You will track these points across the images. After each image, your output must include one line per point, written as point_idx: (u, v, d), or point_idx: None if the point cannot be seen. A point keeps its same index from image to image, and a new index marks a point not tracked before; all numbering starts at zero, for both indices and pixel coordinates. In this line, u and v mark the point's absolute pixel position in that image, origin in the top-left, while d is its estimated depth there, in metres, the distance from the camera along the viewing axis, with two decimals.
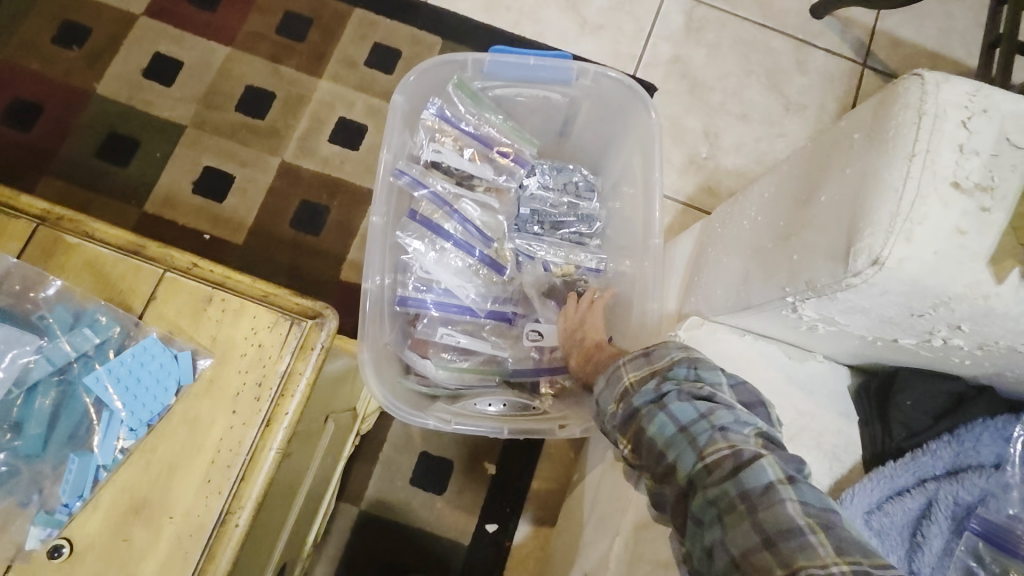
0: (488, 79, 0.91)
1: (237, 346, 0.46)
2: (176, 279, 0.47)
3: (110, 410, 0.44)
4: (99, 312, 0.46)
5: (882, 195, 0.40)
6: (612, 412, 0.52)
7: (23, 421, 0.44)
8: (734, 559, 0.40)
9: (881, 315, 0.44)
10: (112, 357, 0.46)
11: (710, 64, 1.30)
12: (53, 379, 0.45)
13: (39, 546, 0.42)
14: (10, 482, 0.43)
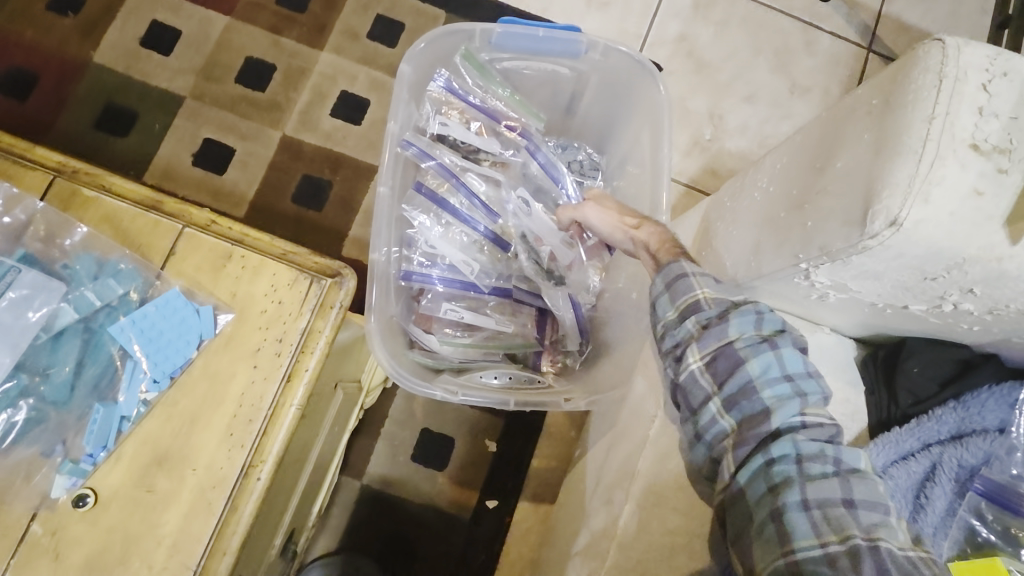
0: (496, 50, 0.90)
1: (257, 302, 0.48)
2: (195, 235, 0.50)
3: (133, 360, 0.47)
4: (120, 262, 0.49)
5: (902, 158, 0.41)
6: (692, 323, 0.51)
7: (50, 368, 0.47)
8: (811, 504, 0.43)
9: (895, 281, 0.45)
10: (135, 307, 0.49)
11: (715, 44, 1.30)
12: (78, 327, 0.48)
13: (64, 494, 0.45)
14: (37, 429, 0.46)
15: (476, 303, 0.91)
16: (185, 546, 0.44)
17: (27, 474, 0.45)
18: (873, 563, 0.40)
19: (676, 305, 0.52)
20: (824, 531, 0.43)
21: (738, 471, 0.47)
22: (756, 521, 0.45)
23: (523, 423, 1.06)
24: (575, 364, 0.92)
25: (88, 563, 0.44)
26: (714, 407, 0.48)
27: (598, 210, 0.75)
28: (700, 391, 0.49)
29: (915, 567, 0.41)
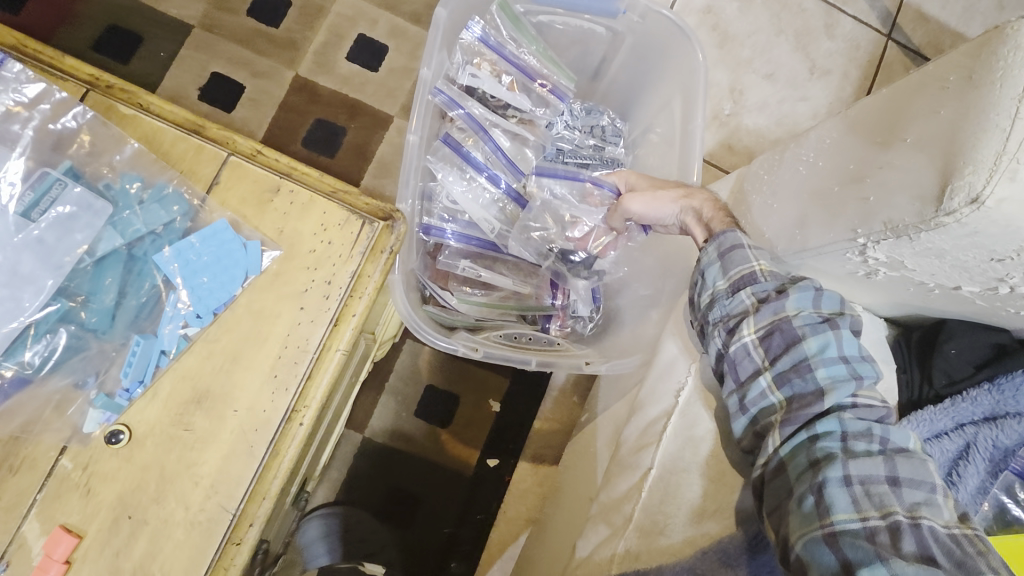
0: (533, 4, 0.87)
1: (306, 241, 0.48)
2: (238, 164, 0.50)
3: (177, 290, 0.48)
4: (167, 186, 0.49)
5: (987, 135, 0.40)
6: (749, 295, 0.55)
7: (94, 294, 0.47)
8: (854, 478, 0.46)
9: (956, 260, 0.45)
10: (179, 239, 0.49)
11: (742, 18, 1.26)
12: (121, 255, 0.48)
13: (97, 429, 0.46)
14: (76, 358, 0.47)
15: (486, 262, 0.89)
16: (225, 484, 0.45)
17: (68, 400, 0.47)
18: (912, 538, 0.43)
19: (730, 275, 0.57)
20: (864, 506, 0.45)
21: (780, 444, 0.51)
22: (796, 495, 0.48)
23: (527, 384, 1.06)
24: (584, 330, 0.92)
25: (121, 501, 0.45)
26: (762, 382, 0.53)
27: (642, 197, 0.74)
28: (751, 363, 0.54)
29: (957, 544, 0.43)
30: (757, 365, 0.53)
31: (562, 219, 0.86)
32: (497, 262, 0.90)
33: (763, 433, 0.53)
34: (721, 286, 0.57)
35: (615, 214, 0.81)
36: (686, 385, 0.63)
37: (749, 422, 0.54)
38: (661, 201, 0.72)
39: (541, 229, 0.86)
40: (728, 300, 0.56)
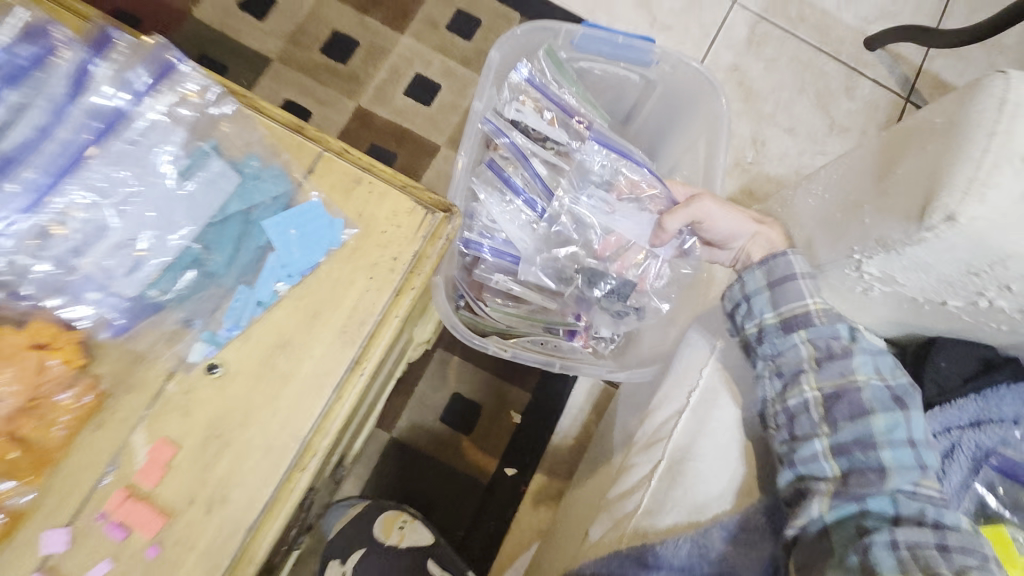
0: (575, 51, 0.98)
1: (378, 223, 0.52)
2: (331, 159, 0.53)
3: (274, 250, 0.50)
4: (275, 168, 0.51)
5: (962, 164, 0.48)
6: (803, 337, 0.62)
7: (214, 244, 0.49)
8: (904, 545, 0.53)
9: (941, 275, 0.51)
10: (281, 211, 0.51)
11: (766, 76, 1.37)
12: (240, 216, 0.50)
13: (200, 361, 0.48)
14: (194, 296, 0.49)
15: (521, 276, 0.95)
16: (296, 421, 0.48)
17: (166, 343, 0.48)
18: None
19: (780, 310, 0.63)
20: (910, 568, 0.52)
21: (828, 510, 0.56)
22: (837, 554, 0.54)
23: (546, 398, 1.10)
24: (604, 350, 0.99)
25: (211, 423, 0.47)
26: (818, 446, 0.58)
27: (719, 208, 0.75)
28: (809, 423, 0.59)
29: None
30: (815, 429, 0.59)
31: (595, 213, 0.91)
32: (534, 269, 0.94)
33: (806, 491, 0.58)
34: (769, 320, 0.64)
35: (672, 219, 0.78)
36: (698, 386, 0.68)
37: (795, 478, 0.59)
38: (734, 219, 0.74)
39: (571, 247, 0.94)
40: (778, 339, 0.63)
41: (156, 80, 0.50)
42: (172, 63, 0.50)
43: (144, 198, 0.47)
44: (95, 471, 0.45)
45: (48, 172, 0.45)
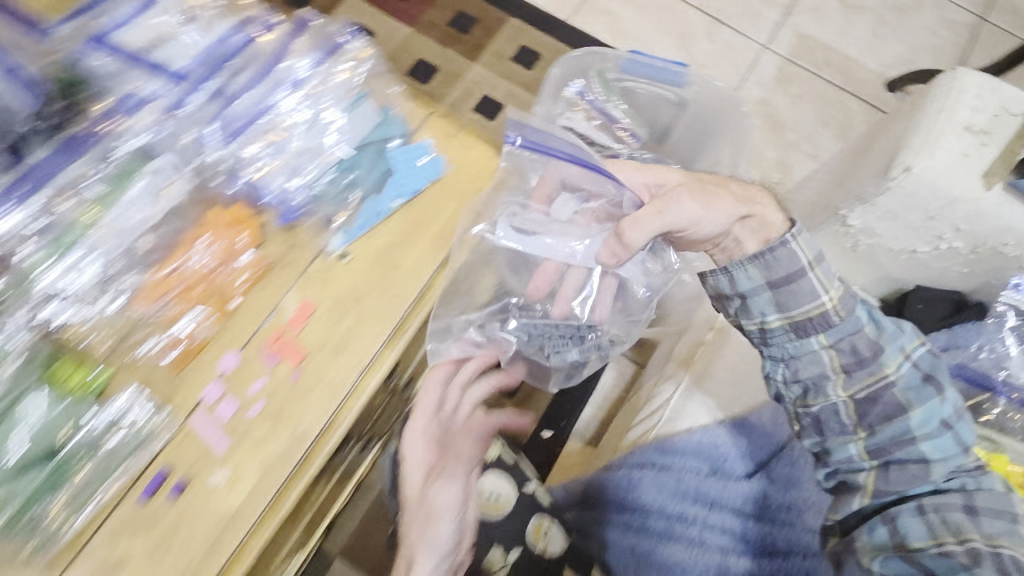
0: (623, 74, 1.16)
1: (468, 163, 0.69)
2: (436, 119, 0.69)
3: (395, 173, 0.66)
4: (390, 112, 0.67)
5: (918, 131, 0.62)
6: (819, 341, 0.61)
7: (355, 164, 0.65)
8: (935, 517, 0.57)
9: (907, 221, 0.65)
10: (400, 147, 0.67)
11: (793, 110, 1.53)
12: (372, 145, 0.66)
13: (336, 249, 0.64)
14: (337, 200, 0.64)
15: (456, 320, 0.71)
16: (398, 300, 0.64)
17: (316, 233, 0.64)
18: (994, 562, 0.54)
19: (790, 313, 0.61)
20: (940, 533, 0.57)
21: (867, 501, 0.60)
22: (868, 526, 0.60)
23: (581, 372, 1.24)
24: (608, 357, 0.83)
25: (339, 294, 0.64)
26: (853, 449, 0.61)
27: (697, 199, 0.63)
28: (842, 425, 0.62)
29: None
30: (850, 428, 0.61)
31: (526, 236, 0.70)
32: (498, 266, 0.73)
33: (846, 483, 0.62)
34: (776, 321, 0.62)
35: (634, 226, 0.62)
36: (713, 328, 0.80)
37: (833, 472, 0.63)
38: (722, 205, 0.63)
39: None
40: (792, 341, 0.62)
41: (328, 52, 0.64)
42: (341, 42, 0.65)
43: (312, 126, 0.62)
44: (262, 316, 0.62)
45: (251, 108, 0.61)
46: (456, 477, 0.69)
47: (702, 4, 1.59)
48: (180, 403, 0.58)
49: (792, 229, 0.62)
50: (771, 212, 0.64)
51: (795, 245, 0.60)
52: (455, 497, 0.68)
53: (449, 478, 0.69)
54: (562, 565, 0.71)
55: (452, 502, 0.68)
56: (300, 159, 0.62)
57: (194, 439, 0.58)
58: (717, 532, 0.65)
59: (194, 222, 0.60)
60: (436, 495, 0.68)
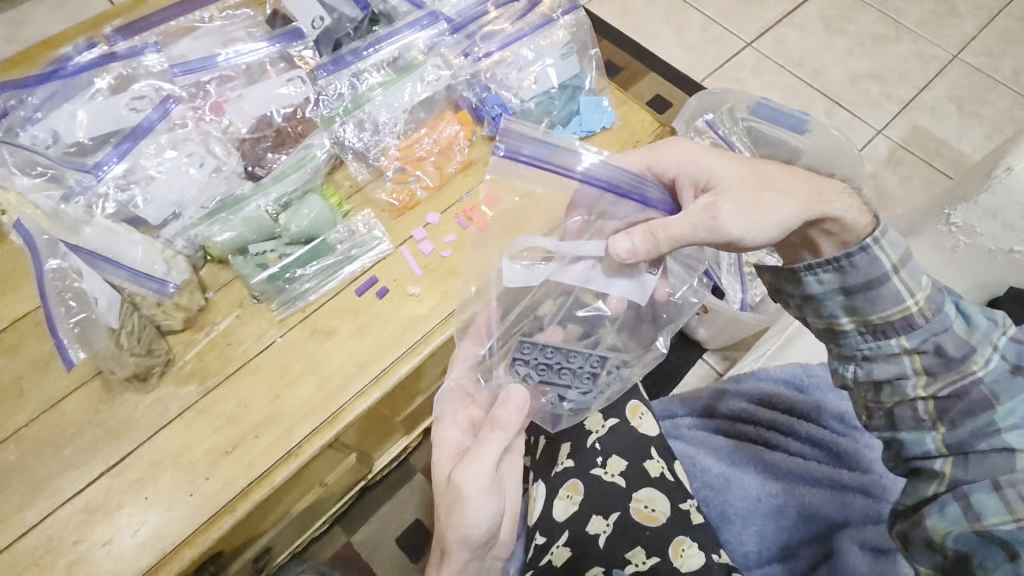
0: (750, 114, 1.32)
1: (634, 122, 0.87)
2: (613, 89, 0.89)
3: (578, 114, 0.84)
4: (584, 71, 0.86)
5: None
6: (901, 342, 0.57)
7: (552, 100, 0.83)
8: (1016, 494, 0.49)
9: (1006, 220, 0.76)
10: (586, 96, 0.85)
11: (900, 189, 1.56)
12: (565, 90, 0.84)
13: None
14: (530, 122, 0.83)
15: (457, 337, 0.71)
16: None
17: None
18: None
19: (875, 315, 0.57)
20: (1018, 509, 0.49)
21: (942, 487, 0.53)
22: (937, 503, 0.52)
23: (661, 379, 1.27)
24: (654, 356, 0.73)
25: None
26: (931, 443, 0.55)
27: (747, 210, 0.57)
28: (915, 412, 0.56)
29: None
30: (923, 417, 0.55)
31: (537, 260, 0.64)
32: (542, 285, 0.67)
33: (916, 472, 0.56)
34: (850, 324, 0.59)
35: (671, 226, 0.57)
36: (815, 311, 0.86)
37: (901, 460, 0.57)
38: (779, 213, 0.57)
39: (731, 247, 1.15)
40: (864, 341, 0.58)
41: (547, 19, 0.84)
42: (553, 18, 0.85)
43: (528, 65, 0.83)
44: (462, 193, 0.80)
45: (490, 46, 0.83)
46: (485, 457, 0.63)
47: (824, 88, 1.68)
48: (396, 234, 0.77)
49: (877, 228, 0.58)
50: (851, 212, 0.58)
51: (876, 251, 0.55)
52: (485, 474, 0.62)
53: (479, 455, 0.63)
54: (649, 447, 0.72)
55: (479, 482, 0.62)
56: (513, 86, 0.82)
57: (400, 262, 0.76)
58: (805, 444, 0.74)
59: (434, 114, 0.82)
60: (463, 475, 0.63)
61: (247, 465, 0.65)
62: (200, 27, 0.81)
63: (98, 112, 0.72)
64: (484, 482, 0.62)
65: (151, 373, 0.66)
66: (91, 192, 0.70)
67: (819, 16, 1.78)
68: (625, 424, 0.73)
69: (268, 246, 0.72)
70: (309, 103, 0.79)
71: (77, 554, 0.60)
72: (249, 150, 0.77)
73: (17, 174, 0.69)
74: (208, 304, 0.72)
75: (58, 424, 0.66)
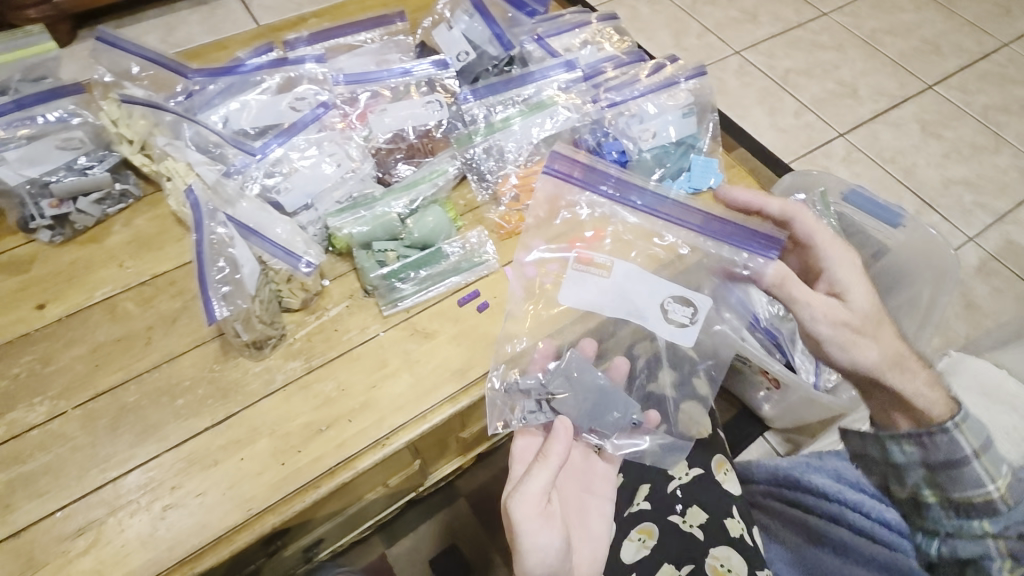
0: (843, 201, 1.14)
1: (739, 186, 0.89)
2: (723, 154, 0.92)
3: (687, 171, 0.87)
4: (699, 134, 0.90)
5: None
6: (983, 523, 0.67)
7: (664, 156, 0.87)
8: None
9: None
10: (696, 156, 0.88)
11: (992, 299, 1.46)
12: (678, 147, 0.88)
13: None
14: (638, 171, 0.86)
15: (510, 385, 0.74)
16: None
17: None
18: None
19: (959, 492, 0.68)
20: None
21: None
22: None
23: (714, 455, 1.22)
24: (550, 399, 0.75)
25: None
26: None
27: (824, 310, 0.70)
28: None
29: None
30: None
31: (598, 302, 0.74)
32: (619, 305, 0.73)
33: None
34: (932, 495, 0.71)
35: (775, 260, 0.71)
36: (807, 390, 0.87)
37: None
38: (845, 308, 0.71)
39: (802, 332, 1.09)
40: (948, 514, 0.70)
41: (672, 81, 0.89)
42: (676, 80, 0.90)
43: (645, 119, 0.87)
44: None
45: (613, 99, 0.88)
46: (546, 467, 0.63)
47: (916, 188, 1.64)
48: (502, 256, 0.81)
49: (959, 414, 0.69)
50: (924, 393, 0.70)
51: (955, 434, 0.66)
52: (535, 494, 0.61)
53: (535, 467, 0.63)
54: (729, 506, 0.80)
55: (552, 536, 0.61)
56: (629, 136, 0.87)
57: (501, 282, 0.80)
58: (885, 526, 0.76)
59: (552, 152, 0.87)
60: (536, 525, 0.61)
61: (338, 446, 0.68)
62: (362, 47, 0.91)
63: (265, 107, 0.83)
64: (534, 506, 0.61)
65: (266, 343, 0.72)
66: (246, 172, 0.78)
67: (915, 119, 1.77)
68: (712, 476, 0.82)
69: (390, 246, 0.77)
70: (442, 125, 0.87)
71: (173, 499, 0.64)
72: (384, 158, 0.84)
73: (191, 149, 0.78)
74: (323, 291, 0.77)
75: (175, 375, 0.71)
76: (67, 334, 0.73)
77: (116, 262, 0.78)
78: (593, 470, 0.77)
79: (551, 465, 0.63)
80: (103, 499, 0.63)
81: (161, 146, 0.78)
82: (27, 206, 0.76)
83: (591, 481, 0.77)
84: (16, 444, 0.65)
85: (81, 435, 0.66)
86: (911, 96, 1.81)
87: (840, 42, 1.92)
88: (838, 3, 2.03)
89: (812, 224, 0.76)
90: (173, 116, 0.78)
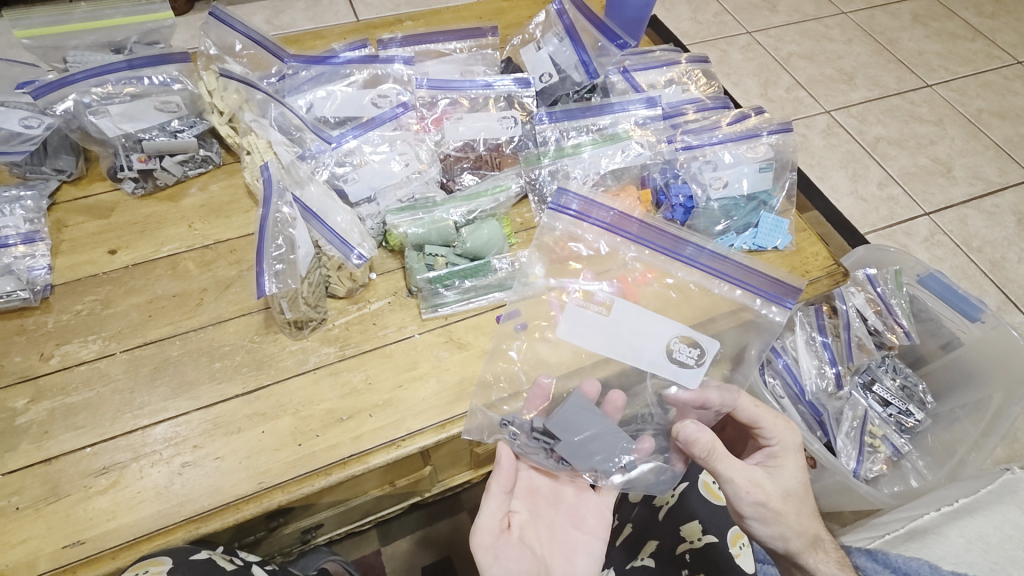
0: (919, 283, 1.06)
1: (806, 252, 0.84)
2: (794, 216, 0.88)
3: (755, 227, 0.84)
4: (774, 192, 0.86)
5: None
6: None
7: (733, 208, 0.84)
8: None
9: None
10: (766, 214, 0.85)
11: None
12: (750, 202, 0.85)
13: None
14: (704, 218, 0.83)
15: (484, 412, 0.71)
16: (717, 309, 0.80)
17: None
18: None
19: None
20: None
21: None
22: None
23: None
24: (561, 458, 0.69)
25: None
26: None
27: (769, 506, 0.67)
28: None
29: None
30: None
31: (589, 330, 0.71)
32: (619, 347, 0.70)
33: None
34: None
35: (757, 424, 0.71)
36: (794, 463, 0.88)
37: None
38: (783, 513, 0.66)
39: (851, 417, 1.04)
40: None
41: (755, 133, 0.87)
42: (758, 133, 0.87)
43: (719, 167, 0.85)
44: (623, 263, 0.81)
45: (689, 143, 0.87)
46: (496, 500, 0.66)
47: (1002, 283, 1.52)
48: None
49: None
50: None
51: None
52: (489, 525, 0.64)
53: (485, 500, 0.67)
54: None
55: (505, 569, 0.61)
56: (698, 181, 0.84)
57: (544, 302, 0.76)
58: None
59: (618, 184, 0.86)
60: (488, 554, 0.62)
61: (355, 437, 0.68)
62: (450, 55, 0.94)
63: (348, 99, 0.86)
64: (490, 539, 0.63)
65: (306, 325, 0.73)
66: (319, 158, 0.81)
67: (1013, 209, 1.65)
68: (725, 548, 0.77)
69: (441, 251, 0.78)
70: (513, 142, 0.88)
71: (192, 457, 0.66)
72: (450, 165, 0.86)
73: (274, 129, 0.82)
74: (370, 284, 0.79)
75: (218, 338, 0.73)
76: (129, 282, 0.77)
77: (186, 223, 0.82)
78: (586, 506, 0.72)
79: (500, 497, 0.66)
80: (130, 444, 0.66)
81: (247, 121, 0.82)
82: (119, 157, 0.82)
83: (582, 517, 0.72)
84: (64, 375, 0.69)
85: (123, 379, 0.70)
86: (1011, 185, 1.69)
87: (940, 116, 1.83)
88: (945, 76, 1.93)
89: (756, 408, 0.70)
90: (264, 95, 0.82)
